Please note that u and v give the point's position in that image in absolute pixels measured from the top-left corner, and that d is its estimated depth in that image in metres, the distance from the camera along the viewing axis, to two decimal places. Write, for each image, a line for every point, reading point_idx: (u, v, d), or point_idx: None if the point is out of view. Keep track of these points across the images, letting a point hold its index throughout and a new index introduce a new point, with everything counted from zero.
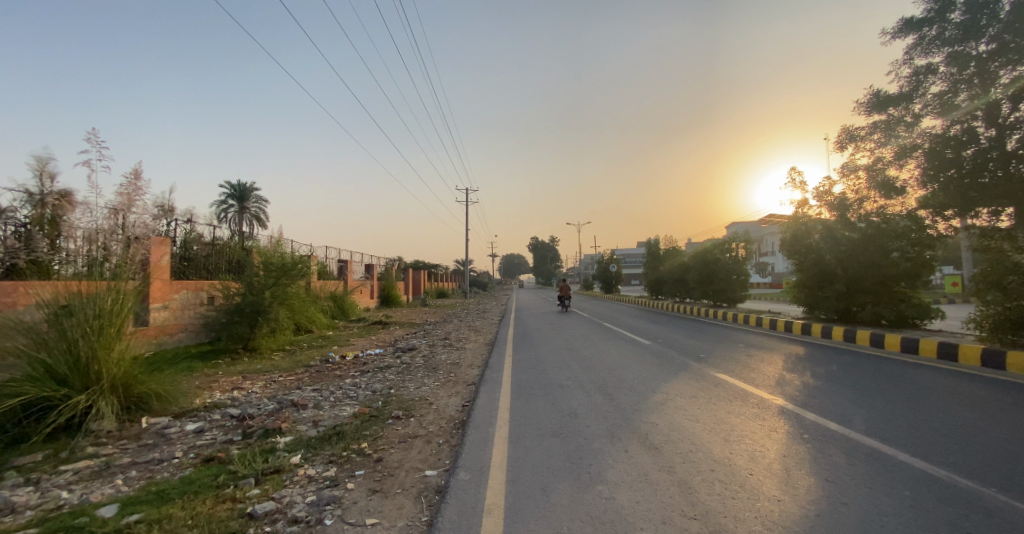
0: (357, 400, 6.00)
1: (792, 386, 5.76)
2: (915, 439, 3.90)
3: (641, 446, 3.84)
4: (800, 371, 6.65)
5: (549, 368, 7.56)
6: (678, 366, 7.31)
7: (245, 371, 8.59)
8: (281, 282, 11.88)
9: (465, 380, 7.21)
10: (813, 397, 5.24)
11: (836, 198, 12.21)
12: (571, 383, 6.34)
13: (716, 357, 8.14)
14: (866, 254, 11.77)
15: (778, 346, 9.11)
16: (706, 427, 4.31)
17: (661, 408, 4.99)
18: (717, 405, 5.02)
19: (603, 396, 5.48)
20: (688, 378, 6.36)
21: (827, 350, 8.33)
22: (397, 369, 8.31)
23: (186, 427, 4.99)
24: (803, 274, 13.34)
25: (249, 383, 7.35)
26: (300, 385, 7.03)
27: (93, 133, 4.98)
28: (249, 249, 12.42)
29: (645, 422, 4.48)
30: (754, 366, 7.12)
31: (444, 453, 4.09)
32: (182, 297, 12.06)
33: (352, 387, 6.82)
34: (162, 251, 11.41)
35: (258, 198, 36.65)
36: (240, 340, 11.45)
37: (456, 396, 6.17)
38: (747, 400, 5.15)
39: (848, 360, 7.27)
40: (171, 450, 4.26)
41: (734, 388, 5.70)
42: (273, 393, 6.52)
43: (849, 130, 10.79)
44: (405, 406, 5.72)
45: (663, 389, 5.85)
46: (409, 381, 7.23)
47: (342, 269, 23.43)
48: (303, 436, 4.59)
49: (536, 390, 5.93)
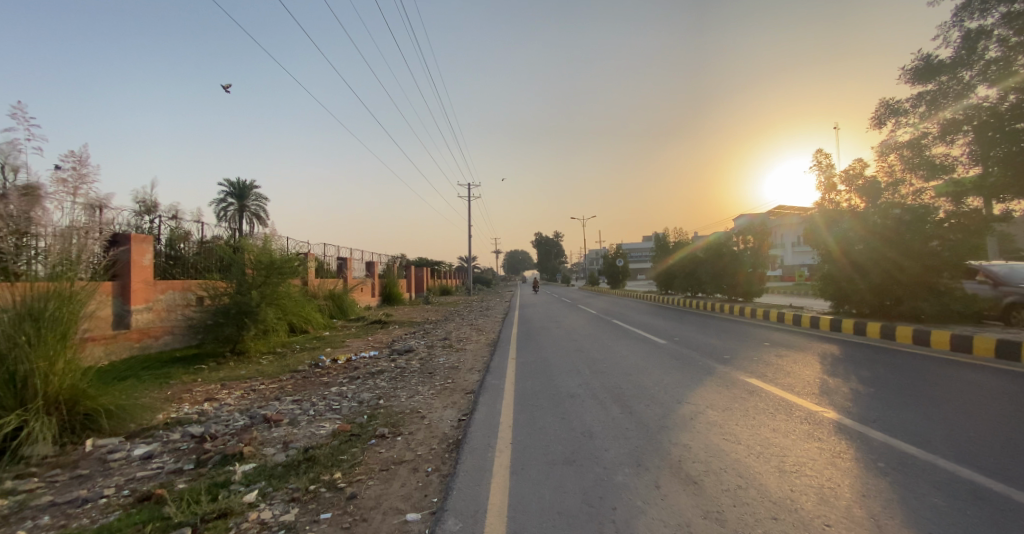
0: (339, 415, 5.26)
1: (840, 394, 4.99)
2: (1018, 466, 3.13)
3: (675, 480, 3.09)
4: (843, 374, 5.87)
5: (558, 373, 6.81)
6: (703, 370, 6.54)
7: (226, 378, 7.88)
8: (271, 280, 11.22)
9: (462, 388, 6.46)
10: (870, 409, 4.46)
11: (866, 182, 11.74)
12: (582, 391, 5.60)
13: (741, 358, 7.36)
14: (905, 241, 10.81)
15: (808, 344, 8.33)
16: (752, 450, 3.54)
17: (692, 423, 4.24)
18: (758, 418, 4.26)
19: (621, 409, 4.73)
20: (716, 385, 5.61)
21: (865, 349, 7.54)
22: (390, 375, 7.58)
23: (133, 453, 4.25)
24: (834, 263, 12.37)
25: (225, 393, 6.61)
26: (279, 395, 6.30)
27: (17, 107, 4.37)
28: (236, 245, 11.73)
29: (675, 445, 3.72)
30: (788, 369, 6.35)
31: (431, 489, 3.33)
32: (168, 298, 11.37)
33: (337, 397, 6.11)
34: (145, 249, 10.77)
35: (259, 197, 36.05)
36: (228, 343, 10.84)
37: (451, 409, 5.43)
38: (791, 412, 4.37)
39: (893, 361, 6.49)
40: (103, 486, 3.53)
41: (773, 397, 4.92)
42: (246, 406, 5.80)
43: (890, 103, 9.95)
44: (393, 422, 4.98)
45: (690, 398, 5.10)
46: (401, 390, 6.48)
47: (340, 266, 22.68)
48: (266, 464, 3.85)
49: (543, 402, 5.16)
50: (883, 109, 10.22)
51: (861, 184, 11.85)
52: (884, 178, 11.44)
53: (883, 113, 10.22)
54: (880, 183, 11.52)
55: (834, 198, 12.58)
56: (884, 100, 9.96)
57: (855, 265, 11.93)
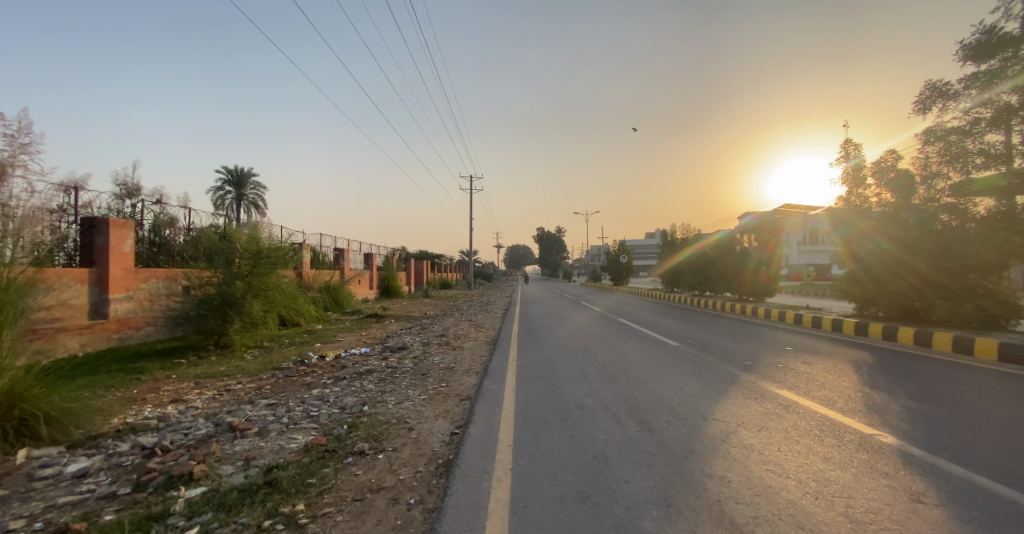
0: (316, 424, 4.63)
1: (893, 413, 4.32)
2: None
3: (717, 530, 2.44)
4: (886, 387, 5.22)
5: (564, 378, 6.18)
6: (725, 378, 5.90)
7: (202, 375, 7.22)
8: (258, 270, 10.58)
9: (458, 393, 5.82)
10: (934, 434, 3.79)
11: (898, 174, 10.97)
12: (592, 401, 4.96)
13: (765, 365, 6.69)
14: (941, 244, 10.12)
15: (835, 350, 7.67)
16: (806, 489, 2.88)
17: (724, 447, 3.59)
18: (803, 442, 3.60)
19: (639, 427, 4.08)
20: (744, 398, 4.95)
21: (902, 357, 6.87)
22: (379, 375, 6.95)
23: (67, 468, 3.56)
24: (873, 257, 11.53)
25: (195, 394, 5.92)
26: (254, 397, 5.65)
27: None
28: (221, 232, 11.05)
29: (710, 477, 3.07)
30: (821, 379, 5.70)
31: (412, 530, 2.67)
32: (150, 287, 10.74)
33: (316, 401, 5.46)
34: (124, 235, 10.15)
35: (257, 186, 35.39)
36: (212, 336, 10.20)
37: (443, 419, 4.78)
38: (839, 435, 3.73)
39: (938, 372, 5.84)
40: (14, 513, 2.85)
41: (814, 414, 4.27)
42: (213, 411, 5.13)
43: (940, 86, 10.29)
44: (375, 435, 4.32)
45: (717, 413, 4.46)
46: (390, 394, 5.84)
47: (338, 257, 22.03)
48: (218, 488, 3.18)
49: (548, 415, 4.51)
50: (927, 91, 10.64)
51: (892, 176, 11.10)
52: (918, 170, 10.72)
53: (928, 95, 10.58)
54: (914, 177, 10.76)
55: (863, 192, 11.88)
56: (935, 83, 10.27)
57: (888, 263, 11.23)
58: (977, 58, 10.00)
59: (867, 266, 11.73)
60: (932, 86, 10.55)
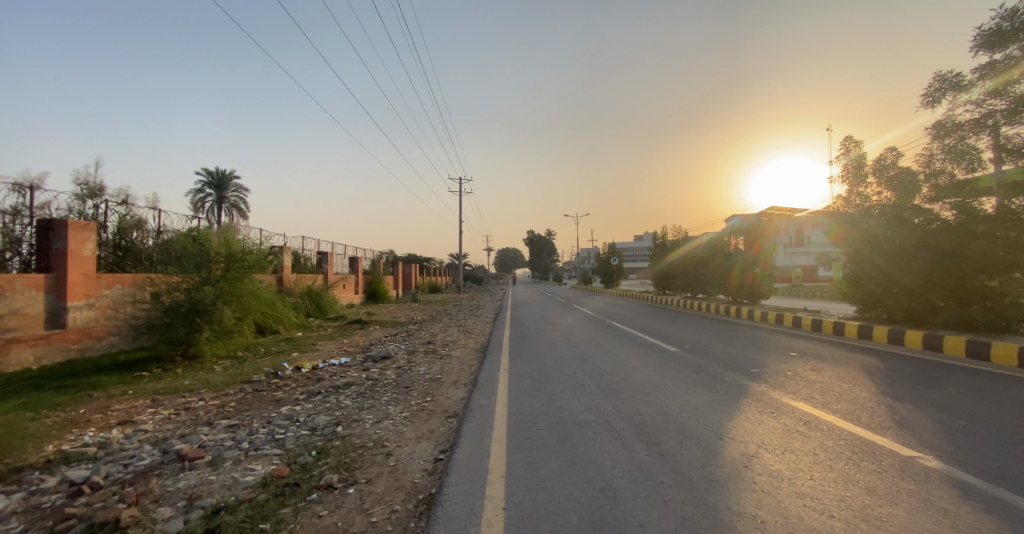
0: (281, 450, 4.05)
1: (928, 430, 3.89)
2: None
3: None
4: (907, 397, 4.84)
5: (560, 390, 5.69)
6: (735, 389, 5.45)
7: (163, 390, 6.53)
8: (231, 275, 9.93)
9: (443, 409, 5.27)
10: (980, 454, 3.37)
11: (899, 172, 10.77)
12: (592, 418, 4.47)
13: (774, 372, 6.27)
14: (944, 244, 9.94)
15: (843, 355, 7.30)
16: (856, 529, 2.42)
17: (749, 475, 3.11)
18: (836, 469, 3.15)
19: (650, 451, 3.58)
20: (760, 412, 4.50)
21: (914, 362, 6.54)
22: (357, 389, 6.36)
23: None
24: (876, 257, 11.28)
25: (147, 414, 5.26)
26: (213, 417, 5.03)
27: None
28: (192, 233, 10.36)
29: (740, 516, 2.59)
30: (835, 388, 5.30)
31: None
32: (115, 294, 9.99)
33: (285, 422, 4.87)
34: (85, 238, 9.35)
35: (238, 187, 34.31)
36: (179, 345, 9.49)
37: (426, 441, 4.24)
38: (876, 459, 3.29)
39: (958, 380, 5.49)
40: None
41: (840, 432, 3.84)
42: (164, 435, 4.48)
43: (950, 76, 10.12)
44: (347, 463, 3.76)
45: (734, 431, 3.99)
46: (368, 411, 5.27)
47: (321, 260, 21.29)
48: None
49: (545, 436, 4.02)
50: (936, 83, 10.43)
51: (893, 174, 10.93)
52: (921, 167, 10.53)
53: (938, 86, 10.38)
54: (916, 174, 10.55)
55: (864, 189, 11.70)
56: (945, 73, 10.10)
57: (890, 263, 11.00)
58: (990, 46, 9.76)
59: (867, 267, 11.50)
60: (942, 77, 10.34)
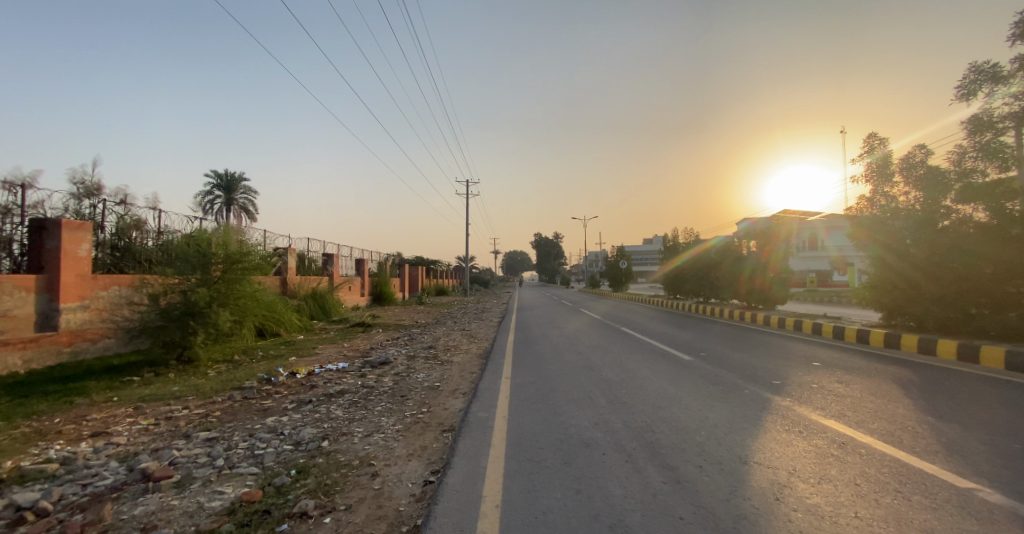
0: (257, 469, 3.68)
1: (983, 455, 3.43)
2: None
3: None
4: (951, 416, 4.37)
5: (565, 402, 5.29)
6: (757, 404, 4.99)
7: (149, 397, 6.23)
8: (228, 278, 9.67)
9: (439, 423, 4.87)
10: None
11: (928, 171, 10.24)
12: (600, 436, 4.06)
13: (798, 385, 5.81)
14: (975, 249, 9.41)
15: (872, 366, 6.79)
16: None
17: (782, 511, 2.68)
18: (885, 505, 2.70)
19: (666, 477, 3.17)
20: (788, 432, 4.05)
21: (951, 374, 6.04)
22: (350, 398, 6.00)
23: None
24: (902, 260, 10.71)
25: (125, 424, 4.94)
26: (193, 429, 4.69)
27: None
28: (191, 234, 10.09)
29: None
30: (868, 404, 4.83)
31: None
32: (110, 296, 9.79)
33: (267, 435, 4.52)
34: (80, 239, 9.16)
35: (248, 190, 34.47)
36: (174, 349, 9.24)
37: (417, 460, 3.86)
38: (930, 493, 2.84)
39: (1005, 396, 4.97)
40: None
41: (881, 457, 3.39)
42: (134, 449, 4.15)
43: (987, 68, 9.57)
44: (327, 486, 3.38)
45: (760, 455, 3.55)
46: (358, 424, 4.90)
47: (326, 262, 21.08)
48: None
49: (547, 457, 3.61)
50: (972, 74, 9.88)
51: (922, 173, 10.36)
52: (951, 166, 9.99)
53: (974, 78, 9.83)
54: (946, 173, 10.01)
55: (890, 189, 11.18)
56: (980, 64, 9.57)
57: (916, 267, 10.43)
58: None
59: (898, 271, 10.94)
60: (977, 68, 9.77)
